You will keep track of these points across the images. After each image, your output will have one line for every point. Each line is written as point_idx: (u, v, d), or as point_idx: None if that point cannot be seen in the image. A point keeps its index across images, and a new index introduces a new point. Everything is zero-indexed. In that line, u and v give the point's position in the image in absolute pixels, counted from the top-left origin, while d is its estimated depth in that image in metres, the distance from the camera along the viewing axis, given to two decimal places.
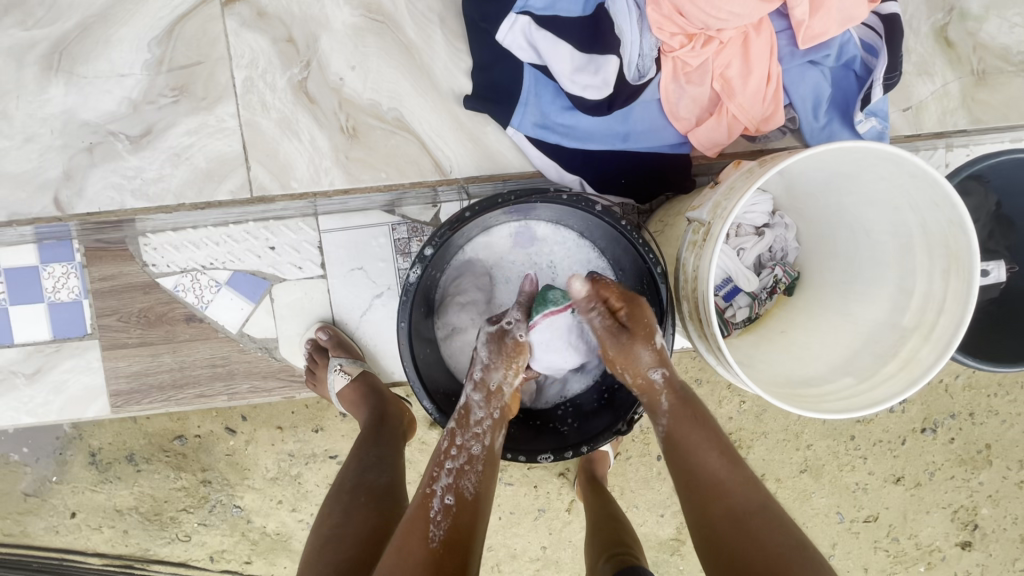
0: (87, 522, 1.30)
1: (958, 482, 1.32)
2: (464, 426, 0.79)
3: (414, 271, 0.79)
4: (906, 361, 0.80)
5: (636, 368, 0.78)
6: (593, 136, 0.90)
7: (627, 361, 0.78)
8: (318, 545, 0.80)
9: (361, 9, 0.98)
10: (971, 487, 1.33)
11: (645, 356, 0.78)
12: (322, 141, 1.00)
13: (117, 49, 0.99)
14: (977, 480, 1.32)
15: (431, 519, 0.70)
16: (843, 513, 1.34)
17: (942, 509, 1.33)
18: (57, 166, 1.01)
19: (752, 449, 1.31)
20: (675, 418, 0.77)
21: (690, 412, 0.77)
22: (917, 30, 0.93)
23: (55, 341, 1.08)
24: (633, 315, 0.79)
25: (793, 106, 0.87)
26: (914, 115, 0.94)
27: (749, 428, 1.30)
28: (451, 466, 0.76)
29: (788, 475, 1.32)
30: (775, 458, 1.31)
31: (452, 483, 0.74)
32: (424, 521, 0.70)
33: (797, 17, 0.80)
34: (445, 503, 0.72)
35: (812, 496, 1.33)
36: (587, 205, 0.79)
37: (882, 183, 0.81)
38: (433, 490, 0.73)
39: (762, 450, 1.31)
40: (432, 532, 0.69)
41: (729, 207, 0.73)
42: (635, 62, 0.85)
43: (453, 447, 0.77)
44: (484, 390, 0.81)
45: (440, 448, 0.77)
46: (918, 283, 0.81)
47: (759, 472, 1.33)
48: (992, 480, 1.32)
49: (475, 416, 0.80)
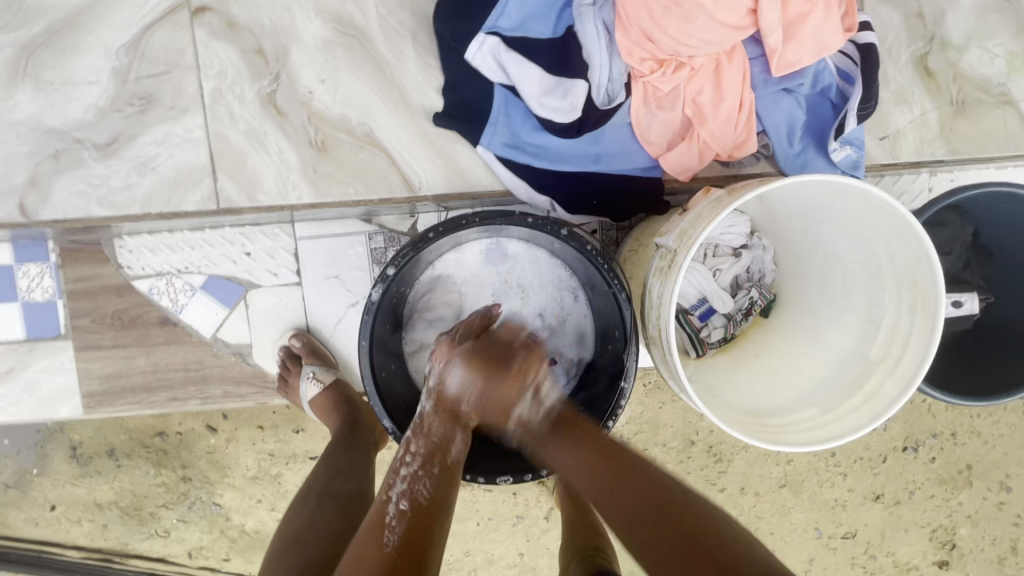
0: (67, 515, 1.31)
1: (938, 502, 1.32)
2: (418, 433, 0.77)
3: (376, 290, 0.77)
4: (872, 393, 0.80)
5: (505, 414, 0.77)
6: (564, 157, 0.88)
7: (506, 401, 0.76)
8: (283, 543, 0.83)
9: (332, 21, 0.97)
10: (950, 506, 1.32)
11: (515, 393, 0.76)
12: (290, 154, 1.00)
13: (85, 55, 0.98)
14: (957, 500, 1.32)
15: (385, 526, 0.67)
16: (821, 528, 1.34)
17: (920, 527, 1.33)
18: (24, 173, 1.01)
19: (732, 463, 1.31)
20: (553, 439, 0.76)
21: (573, 431, 0.76)
22: (896, 57, 0.92)
23: (29, 340, 1.08)
24: (502, 367, 0.77)
25: (767, 133, 0.85)
26: (891, 143, 0.93)
27: (729, 442, 1.30)
28: (407, 472, 0.73)
29: (767, 490, 1.32)
30: (754, 471, 1.31)
31: (406, 488, 0.71)
32: (379, 529, 0.67)
33: (770, 44, 0.77)
34: (400, 508, 0.69)
35: (791, 511, 1.33)
36: (554, 228, 0.78)
37: (853, 214, 0.80)
38: (389, 496, 0.71)
39: (742, 464, 1.31)
40: (386, 538, 0.65)
41: (697, 234, 0.72)
42: (604, 86, 0.83)
43: (408, 453, 0.75)
44: (437, 397, 0.78)
45: (397, 457, 0.75)
46: (886, 316, 0.81)
47: (739, 486, 1.32)
48: (972, 500, 1.32)
49: (427, 422, 0.77)
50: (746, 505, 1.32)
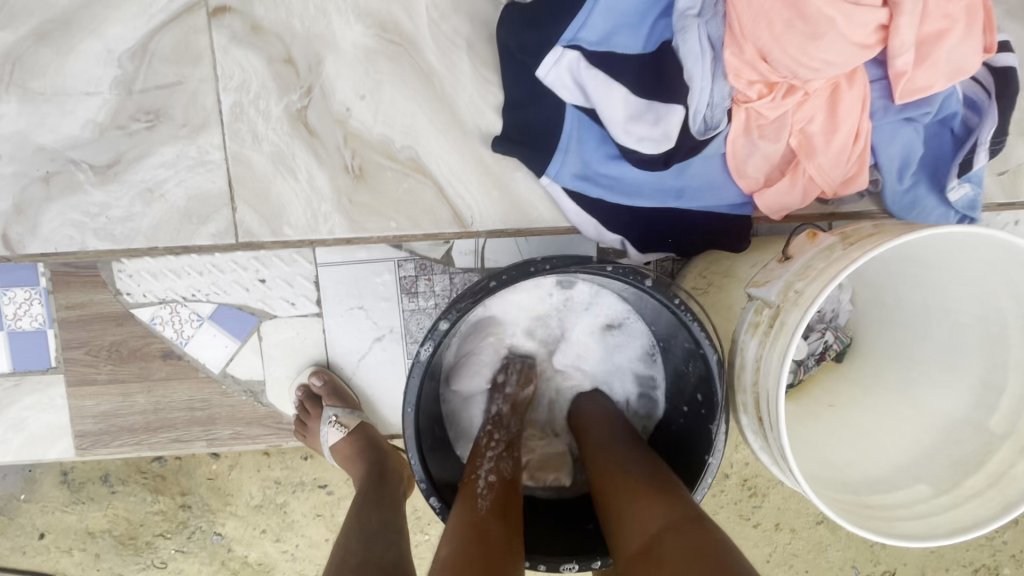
0: (57, 543, 1.18)
1: (980, 540, 1.21)
2: (499, 427, 0.76)
3: (425, 348, 0.65)
4: (996, 474, 0.69)
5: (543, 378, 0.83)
6: (641, 190, 0.78)
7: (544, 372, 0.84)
8: None
9: (375, 27, 0.85)
10: (993, 545, 1.21)
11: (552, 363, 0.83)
12: (322, 181, 0.88)
13: (85, 60, 0.86)
14: (1001, 538, 1.21)
15: (476, 494, 0.64)
16: (859, 567, 1.22)
17: (962, 567, 1.22)
18: (7, 198, 0.88)
19: (768, 497, 1.19)
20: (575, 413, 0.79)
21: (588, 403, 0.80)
22: (1022, 85, 0.81)
23: (14, 374, 0.95)
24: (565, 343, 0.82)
25: (878, 167, 0.74)
26: (1010, 180, 0.82)
27: (766, 476, 1.18)
28: (492, 453, 0.72)
29: (803, 526, 1.20)
30: (791, 506, 1.19)
31: (493, 465, 0.69)
32: (471, 495, 0.64)
33: (897, 67, 0.65)
34: (489, 480, 0.67)
35: (827, 549, 1.21)
36: (637, 278, 0.65)
37: (976, 265, 0.69)
38: (476, 474, 0.68)
39: (778, 498, 1.19)
40: (480, 503, 0.63)
41: (812, 292, 0.60)
42: (702, 112, 0.71)
43: (491, 439, 0.74)
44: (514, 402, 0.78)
45: (478, 444, 0.74)
46: (1009, 382, 0.70)
47: (773, 521, 1.20)
48: (1018, 539, 1.21)
49: (508, 422, 0.76)
50: (779, 542, 1.21)
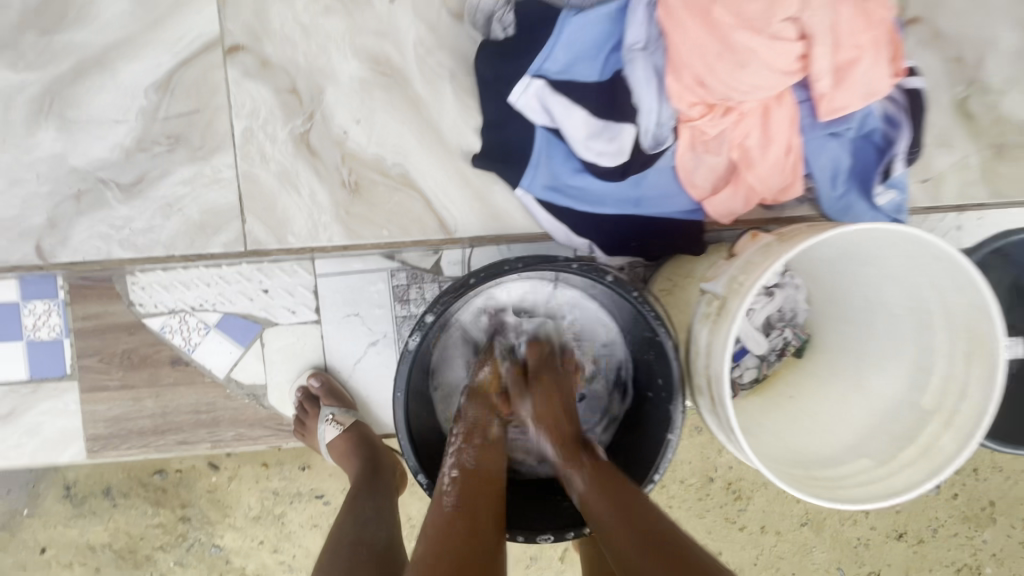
0: (58, 558, 1.23)
1: (962, 539, 1.23)
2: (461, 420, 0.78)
3: (413, 338, 0.73)
4: (927, 446, 0.77)
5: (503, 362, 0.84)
6: (605, 199, 0.88)
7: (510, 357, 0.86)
8: None
9: (370, 61, 0.95)
10: (974, 544, 1.24)
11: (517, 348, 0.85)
12: (322, 196, 0.97)
13: (111, 93, 0.96)
14: (981, 538, 1.24)
15: (442, 493, 0.68)
16: (843, 568, 1.25)
17: (945, 566, 1.24)
18: (43, 214, 0.98)
19: (752, 500, 1.22)
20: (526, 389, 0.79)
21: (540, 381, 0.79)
22: (938, 101, 0.92)
23: (32, 381, 1.02)
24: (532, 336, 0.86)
25: (813, 176, 0.84)
26: (933, 185, 0.92)
27: (750, 478, 1.22)
28: (455, 446, 0.75)
29: (789, 529, 1.23)
30: (775, 508, 1.23)
31: (455, 458, 0.73)
32: (438, 496, 0.68)
33: (818, 89, 0.76)
34: (453, 475, 0.70)
35: (812, 551, 1.24)
36: (598, 274, 0.75)
37: (902, 260, 0.78)
38: (443, 472, 0.72)
39: (762, 501, 1.23)
40: (445, 500, 0.66)
41: (749, 284, 0.69)
42: (652, 130, 0.82)
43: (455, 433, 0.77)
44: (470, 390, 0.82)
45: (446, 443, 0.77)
46: (937, 365, 0.79)
47: (758, 523, 1.24)
48: (996, 538, 1.24)
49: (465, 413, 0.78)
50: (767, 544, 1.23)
